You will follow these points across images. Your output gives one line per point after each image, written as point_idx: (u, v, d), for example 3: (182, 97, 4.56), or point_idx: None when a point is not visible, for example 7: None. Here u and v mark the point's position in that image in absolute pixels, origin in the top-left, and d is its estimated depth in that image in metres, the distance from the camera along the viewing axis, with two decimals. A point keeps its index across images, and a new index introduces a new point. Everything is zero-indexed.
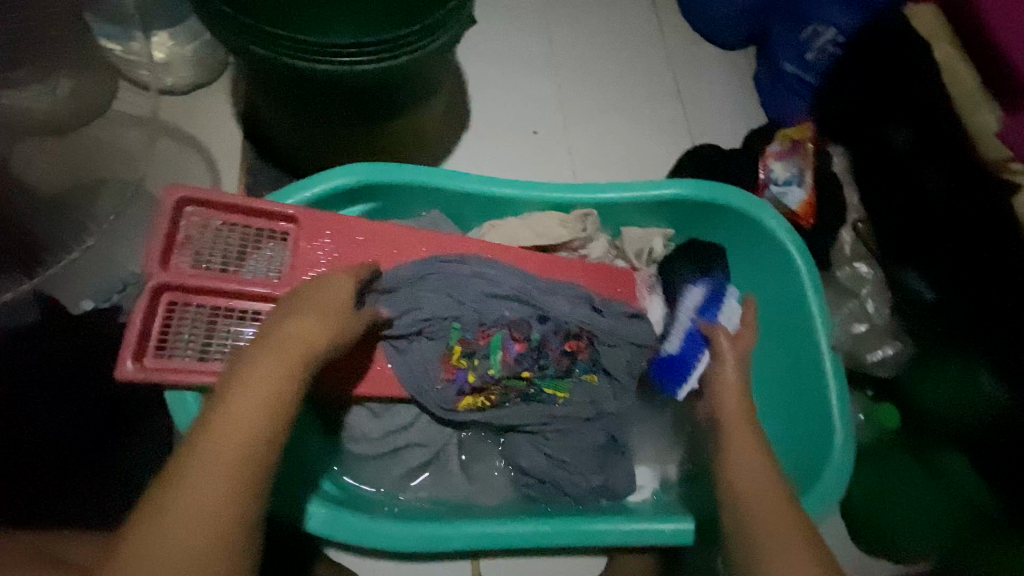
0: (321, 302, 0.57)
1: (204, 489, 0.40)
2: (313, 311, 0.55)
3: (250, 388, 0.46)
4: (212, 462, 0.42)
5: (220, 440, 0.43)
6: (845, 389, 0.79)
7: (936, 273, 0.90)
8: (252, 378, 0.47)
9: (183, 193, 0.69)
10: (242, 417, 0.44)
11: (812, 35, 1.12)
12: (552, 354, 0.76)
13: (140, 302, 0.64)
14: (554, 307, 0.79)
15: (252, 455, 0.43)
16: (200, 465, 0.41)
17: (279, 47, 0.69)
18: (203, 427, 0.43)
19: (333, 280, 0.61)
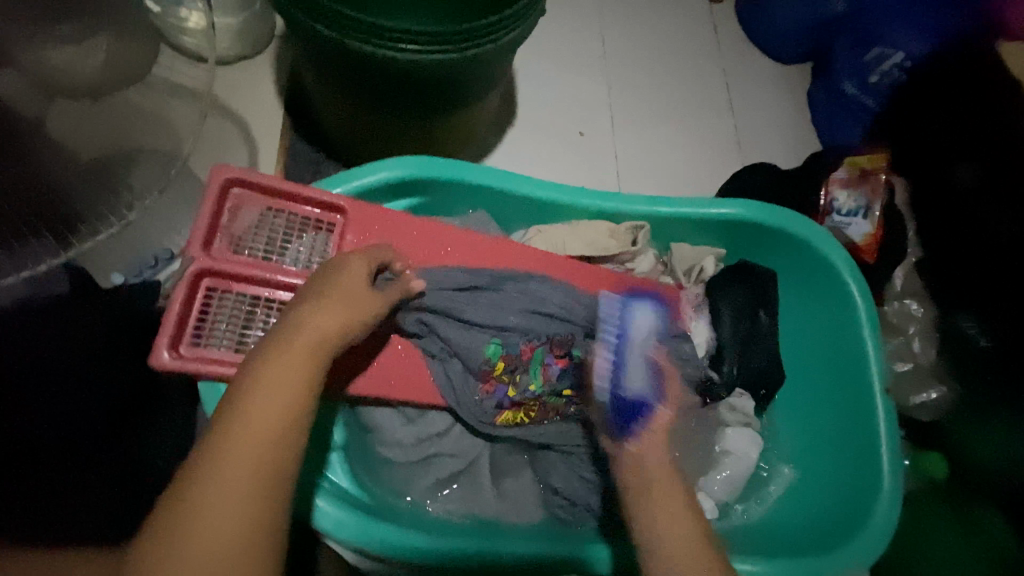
0: (336, 285, 0.52)
1: (220, 496, 0.38)
2: (327, 295, 0.50)
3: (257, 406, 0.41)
4: (220, 497, 0.38)
5: (233, 454, 0.39)
6: (894, 432, 0.76)
7: (994, 319, 0.86)
8: (259, 395, 0.42)
9: (231, 174, 0.66)
10: (257, 419, 0.41)
11: (877, 58, 1.06)
12: (594, 373, 0.74)
13: (180, 286, 0.61)
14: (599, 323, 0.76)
15: (270, 470, 0.40)
16: (216, 472, 0.38)
17: (346, 28, 0.68)
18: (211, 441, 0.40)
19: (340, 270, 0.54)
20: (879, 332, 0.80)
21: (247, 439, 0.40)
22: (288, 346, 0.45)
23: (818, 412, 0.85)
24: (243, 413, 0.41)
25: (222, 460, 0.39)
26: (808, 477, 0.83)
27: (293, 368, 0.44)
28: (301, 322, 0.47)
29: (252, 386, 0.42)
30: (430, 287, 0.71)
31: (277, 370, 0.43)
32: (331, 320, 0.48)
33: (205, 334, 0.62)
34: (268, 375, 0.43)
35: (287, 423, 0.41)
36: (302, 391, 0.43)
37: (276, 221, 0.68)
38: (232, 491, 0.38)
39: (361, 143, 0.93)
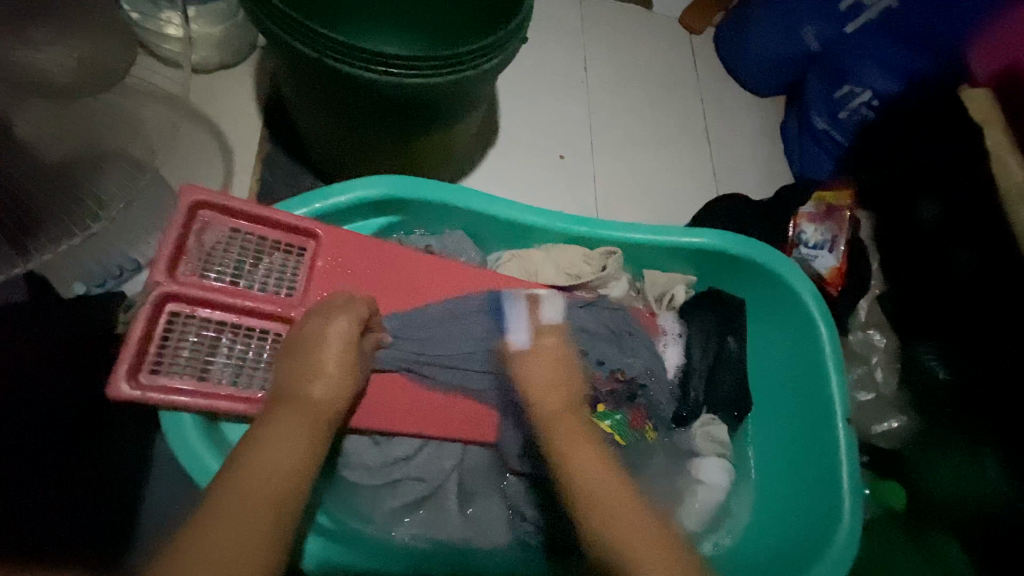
0: (338, 350, 0.57)
1: (226, 538, 0.39)
2: (331, 359, 0.56)
3: (267, 455, 0.45)
4: (225, 539, 0.39)
5: (241, 497, 0.42)
6: (856, 464, 0.77)
7: (952, 353, 0.89)
8: (264, 447, 0.46)
9: (201, 196, 0.65)
10: (271, 463, 0.45)
11: (846, 95, 1.12)
12: (602, 386, 0.78)
13: (141, 311, 0.60)
14: (594, 346, 0.79)
15: (278, 514, 0.42)
16: (226, 513, 0.40)
17: (327, 49, 0.68)
18: (223, 489, 0.42)
19: (332, 327, 0.59)
20: (842, 362, 0.82)
21: (256, 480, 0.43)
22: (294, 406, 0.51)
23: (784, 444, 0.86)
24: (252, 461, 0.45)
25: (223, 514, 0.40)
26: (774, 509, 0.84)
27: (300, 426, 0.49)
28: (303, 386, 0.53)
29: (260, 440, 0.47)
30: (447, 315, 0.74)
31: (285, 426, 0.49)
32: (331, 382, 0.55)
33: (166, 361, 0.60)
34: (276, 430, 0.48)
35: (297, 470, 0.46)
36: (309, 447, 0.48)
37: (245, 243, 0.67)
38: (239, 530, 0.40)
39: (340, 158, 0.93)
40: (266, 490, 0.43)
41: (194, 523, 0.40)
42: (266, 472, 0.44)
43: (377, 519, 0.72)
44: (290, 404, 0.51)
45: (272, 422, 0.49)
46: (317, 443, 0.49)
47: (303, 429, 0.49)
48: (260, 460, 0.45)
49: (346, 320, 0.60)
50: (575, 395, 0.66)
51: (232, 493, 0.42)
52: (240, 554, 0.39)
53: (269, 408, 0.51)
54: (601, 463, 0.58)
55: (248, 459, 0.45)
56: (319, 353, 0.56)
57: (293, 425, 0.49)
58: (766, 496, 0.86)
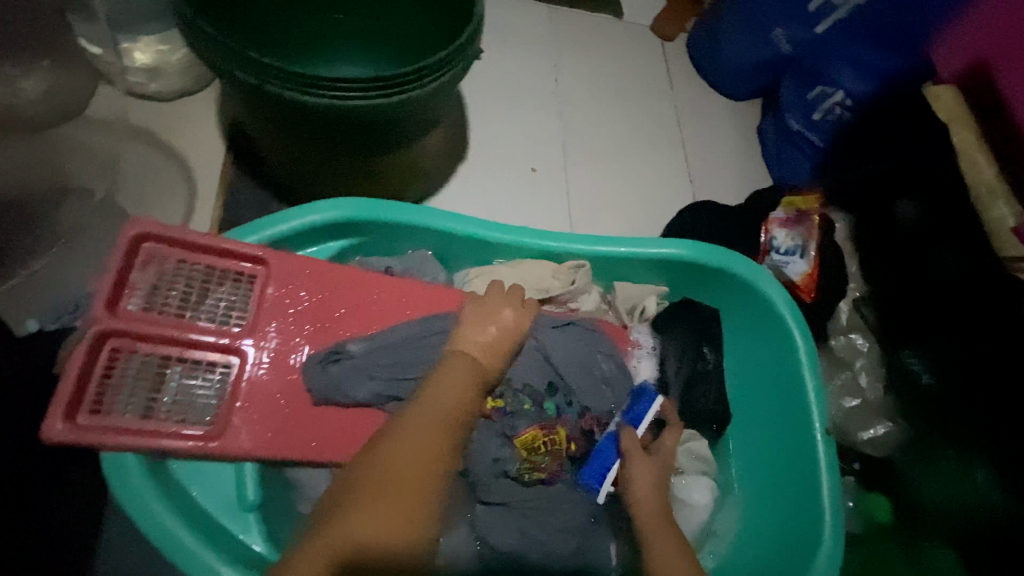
0: (492, 325, 0.69)
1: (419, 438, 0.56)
2: (492, 323, 0.69)
3: (440, 382, 0.61)
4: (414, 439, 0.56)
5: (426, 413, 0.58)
6: (836, 477, 0.75)
7: (935, 355, 0.85)
8: (439, 376, 0.62)
9: (143, 229, 0.63)
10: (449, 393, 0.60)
11: (820, 95, 1.10)
12: (570, 424, 0.76)
13: (79, 350, 0.58)
14: (566, 375, 0.78)
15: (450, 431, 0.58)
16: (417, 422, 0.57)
17: (268, 75, 0.67)
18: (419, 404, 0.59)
19: (494, 303, 0.71)
20: (818, 369, 0.80)
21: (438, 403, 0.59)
22: (459, 357, 0.64)
23: (764, 454, 0.84)
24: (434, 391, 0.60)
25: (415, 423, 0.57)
26: (758, 526, 0.81)
27: (462, 375, 0.62)
28: (470, 338, 0.67)
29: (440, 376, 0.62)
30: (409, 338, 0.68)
31: (451, 374, 0.62)
32: (487, 344, 0.67)
33: (107, 400, 0.58)
34: (450, 369, 0.63)
35: (462, 403, 0.60)
36: (471, 389, 0.62)
37: (191, 274, 0.65)
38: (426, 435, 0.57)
39: (301, 182, 0.92)
40: (430, 424, 0.57)
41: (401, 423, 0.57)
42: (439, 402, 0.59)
43: None
44: (456, 356, 0.64)
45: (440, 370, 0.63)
46: (476, 384, 0.62)
47: (464, 377, 0.62)
48: (437, 391, 0.60)
49: (509, 316, 0.70)
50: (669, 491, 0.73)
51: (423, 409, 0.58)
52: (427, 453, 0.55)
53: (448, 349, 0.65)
54: (467, 394, 0.61)
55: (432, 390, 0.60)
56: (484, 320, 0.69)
57: (455, 372, 0.62)
58: (749, 511, 0.83)
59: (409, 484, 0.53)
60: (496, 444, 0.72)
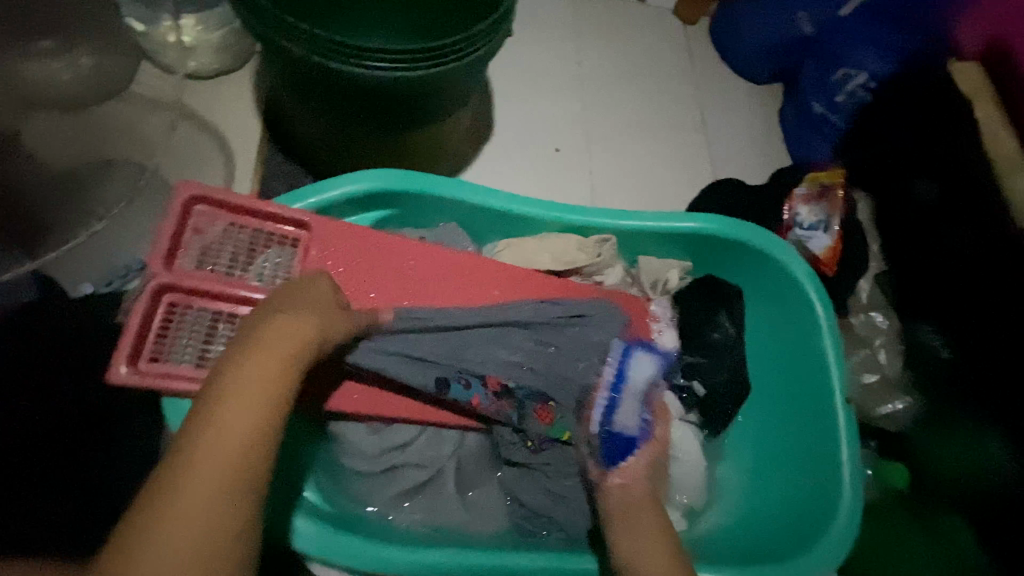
0: (311, 294, 0.57)
1: (217, 445, 0.40)
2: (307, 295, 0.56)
3: (248, 359, 0.45)
4: (211, 450, 0.39)
5: (225, 409, 0.42)
6: (856, 444, 0.77)
7: (953, 330, 0.87)
8: (247, 350, 0.46)
9: (197, 191, 0.68)
10: (257, 371, 0.45)
11: (843, 78, 1.09)
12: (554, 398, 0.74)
13: (139, 302, 0.62)
14: (584, 340, 0.79)
15: (264, 419, 0.42)
16: (214, 424, 0.41)
17: (313, 45, 0.70)
18: (212, 398, 0.42)
19: (320, 282, 0.60)
20: (840, 341, 0.82)
21: (239, 391, 0.43)
22: (260, 347, 0.47)
23: (783, 425, 0.86)
24: (233, 373, 0.44)
25: (210, 428, 0.40)
26: (775, 492, 0.83)
27: (272, 368, 0.46)
28: (276, 323, 0.50)
29: (237, 353, 0.46)
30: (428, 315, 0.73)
31: (251, 368, 0.45)
32: (312, 326, 0.52)
33: (164, 350, 0.62)
34: (269, 337, 0.48)
35: (279, 375, 0.45)
36: (291, 357, 0.48)
37: (240, 236, 0.70)
38: (228, 439, 0.40)
39: (334, 158, 0.95)
40: (223, 432, 0.40)
41: (189, 430, 0.40)
42: (243, 389, 0.43)
43: (376, 504, 0.74)
44: (257, 347, 0.47)
45: (232, 366, 0.45)
46: (301, 350, 0.49)
47: (274, 371, 0.45)
48: (248, 367, 0.44)
49: (330, 281, 0.61)
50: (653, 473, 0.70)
51: (217, 406, 0.42)
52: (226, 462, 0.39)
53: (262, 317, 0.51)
54: (280, 366, 0.46)
55: (233, 371, 0.44)
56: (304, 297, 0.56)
57: (259, 366, 0.45)
58: (765, 479, 0.85)
59: (210, 526, 0.37)
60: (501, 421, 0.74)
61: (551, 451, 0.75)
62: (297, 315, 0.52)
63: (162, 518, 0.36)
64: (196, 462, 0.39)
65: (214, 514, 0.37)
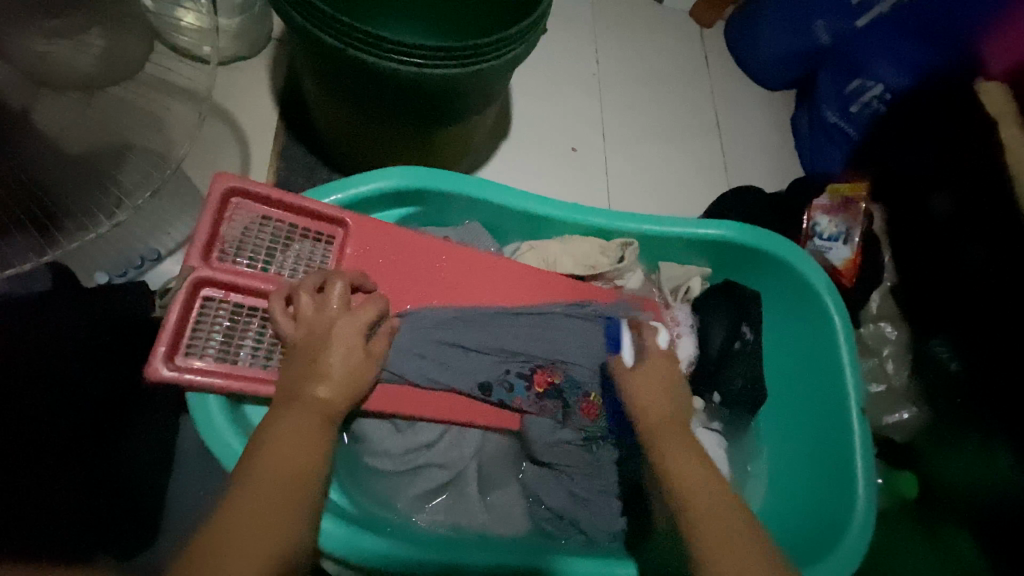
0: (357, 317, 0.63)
1: (283, 456, 0.49)
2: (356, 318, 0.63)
3: (302, 394, 0.55)
4: (279, 458, 0.49)
5: (291, 430, 0.52)
6: (870, 455, 0.78)
7: (964, 345, 0.89)
8: (305, 382, 0.56)
9: (231, 184, 0.68)
10: (312, 405, 0.54)
11: (858, 89, 1.10)
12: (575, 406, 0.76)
13: (177, 296, 0.62)
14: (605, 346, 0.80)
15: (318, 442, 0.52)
16: (279, 439, 0.50)
17: (348, 38, 0.68)
18: (278, 421, 0.52)
19: (340, 328, 0.61)
20: (856, 351, 0.83)
21: (302, 418, 0.53)
22: (295, 410, 0.54)
23: (797, 434, 0.87)
24: (297, 404, 0.54)
25: (277, 443, 0.50)
26: (789, 498, 0.84)
27: (307, 428, 0.53)
28: (308, 389, 0.56)
29: (301, 385, 0.56)
30: (462, 319, 0.75)
31: (291, 427, 0.52)
32: (335, 386, 0.57)
33: (201, 345, 0.63)
34: (326, 368, 0.57)
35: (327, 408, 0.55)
36: (339, 391, 0.57)
37: (271, 230, 0.70)
38: (292, 452, 0.50)
39: (356, 151, 0.93)
40: (287, 446, 0.50)
41: (261, 442, 0.50)
42: (306, 417, 0.53)
43: (401, 503, 0.74)
44: (294, 410, 0.54)
45: (281, 414, 0.53)
46: (350, 386, 0.58)
47: (310, 430, 0.53)
48: (307, 402, 0.54)
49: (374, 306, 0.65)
50: (677, 394, 0.67)
51: (284, 427, 0.52)
52: (289, 468, 0.49)
53: (312, 351, 0.59)
54: (329, 400, 0.55)
55: (297, 402, 0.54)
56: (326, 359, 0.58)
57: (303, 417, 0.53)
58: (780, 485, 0.87)
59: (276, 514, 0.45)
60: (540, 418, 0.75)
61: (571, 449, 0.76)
62: (346, 346, 0.60)
63: (241, 498, 0.45)
64: (266, 464, 0.48)
65: (278, 504, 0.46)
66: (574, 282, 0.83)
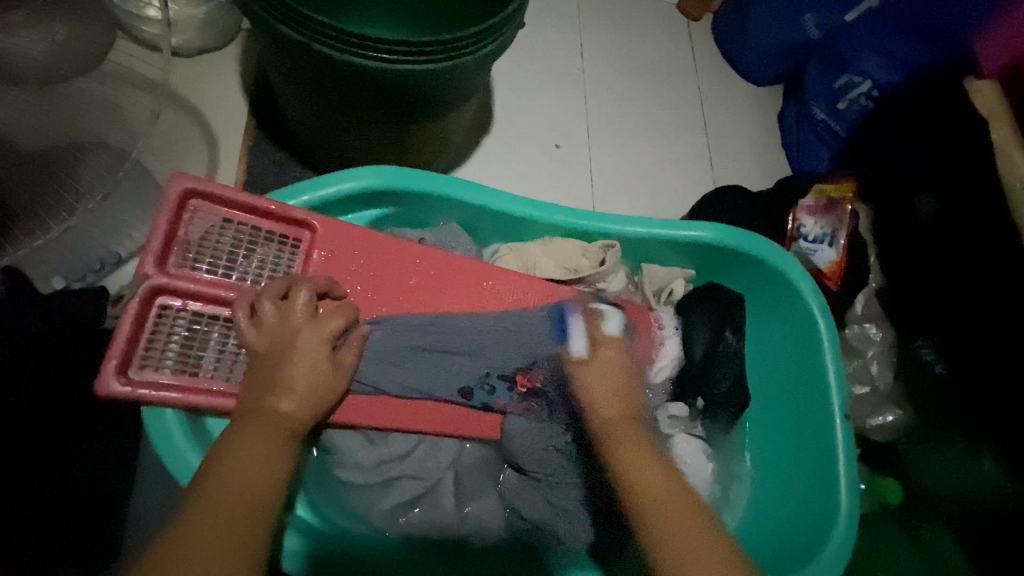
0: (324, 329, 0.59)
1: (248, 475, 0.46)
2: (321, 330, 0.59)
3: (265, 415, 0.51)
4: (243, 478, 0.46)
5: (256, 448, 0.48)
6: (854, 460, 0.77)
7: (948, 347, 0.88)
8: (275, 398, 0.53)
9: (189, 185, 0.65)
10: (273, 424, 0.51)
11: (846, 85, 1.08)
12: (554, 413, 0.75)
13: (130, 305, 0.60)
14: None
15: (286, 461, 0.49)
16: (242, 458, 0.47)
17: (315, 33, 0.65)
18: (240, 439, 0.49)
19: (304, 340, 0.57)
20: (841, 355, 0.81)
21: (267, 434, 0.50)
22: (258, 425, 0.50)
23: (781, 439, 0.86)
24: (259, 423, 0.50)
25: (240, 463, 0.47)
26: (773, 505, 0.83)
27: (270, 441, 0.49)
28: (270, 402, 0.52)
29: (266, 401, 0.52)
30: (441, 321, 0.73)
31: (250, 444, 0.48)
32: (300, 400, 0.54)
33: (156, 356, 0.61)
34: (297, 380, 0.54)
35: (293, 425, 0.52)
36: (306, 407, 0.54)
37: (235, 234, 0.67)
38: (257, 472, 0.47)
39: (330, 149, 0.90)
40: (255, 464, 0.47)
41: (222, 461, 0.47)
42: (269, 434, 0.50)
43: (371, 519, 0.71)
44: (254, 425, 0.50)
45: (242, 432, 0.49)
46: (317, 403, 0.55)
47: (272, 445, 0.49)
48: (269, 421, 0.51)
49: (339, 320, 0.61)
50: (627, 394, 0.68)
51: (245, 445, 0.48)
52: (255, 488, 0.46)
53: (278, 362, 0.55)
54: (294, 418, 0.53)
55: (261, 420, 0.51)
56: (288, 370, 0.55)
57: (265, 434, 0.50)
58: (763, 491, 0.86)
59: (241, 542, 0.42)
60: (521, 424, 0.74)
61: (547, 455, 0.74)
62: (313, 362, 0.56)
63: (203, 527, 0.42)
64: (231, 487, 0.45)
65: (242, 531, 0.43)
66: (552, 284, 0.81)
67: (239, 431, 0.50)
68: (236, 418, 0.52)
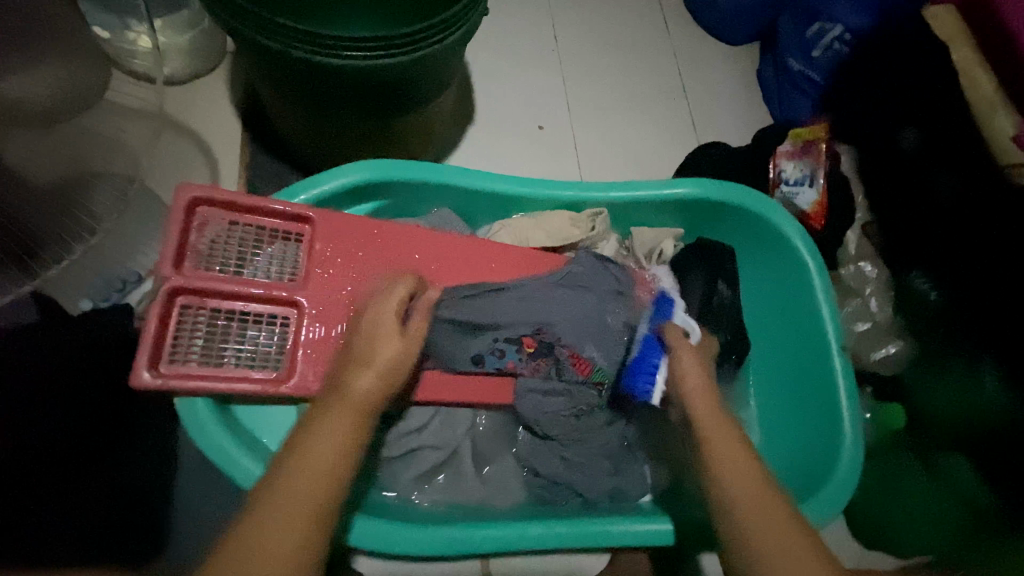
0: (393, 310, 0.62)
1: (323, 455, 0.51)
2: (390, 313, 0.62)
3: (347, 396, 0.55)
4: (317, 458, 0.51)
5: (333, 430, 0.53)
6: (854, 389, 0.80)
7: (941, 273, 0.89)
8: (350, 376, 0.56)
9: (196, 193, 0.70)
10: (352, 406, 0.54)
11: (818, 32, 1.07)
12: (564, 366, 0.76)
13: (155, 306, 0.66)
14: (580, 306, 0.79)
15: (357, 441, 0.53)
16: (321, 439, 0.52)
17: (293, 41, 0.69)
18: (322, 419, 0.53)
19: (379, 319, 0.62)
20: (831, 289, 0.84)
21: (344, 416, 0.54)
22: (337, 405, 0.54)
23: (784, 379, 0.89)
24: (345, 403, 0.54)
25: (314, 444, 0.52)
26: (783, 443, 0.86)
27: (341, 426, 0.53)
28: (353, 379, 0.56)
29: (347, 380, 0.56)
30: (449, 297, 0.77)
31: (329, 424, 0.53)
32: (377, 374, 0.56)
33: (182, 351, 0.67)
34: (378, 359, 0.57)
35: (370, 405, 0.55)
36: (387, 385, 0.56)
37: (241, 235, 0.72)
38: (329, 451, 0.51)
39: (321, 153, 0.94)
40: (329, 447, 0.52)
41: (301, 442, 0.52)
42: (348, 415, 0.54)
43: (397, 488, 0.76)
44: (338, 405, 0.54)
45: (324, 412, 0.54)
46: (392, 378, 0.57)
47: (346, 429, 0.53)
48: (347, 404, 0.55)
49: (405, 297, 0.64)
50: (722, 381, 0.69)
51: (326, 425, 0.53)
52: (323, 469, 0.50)
53: (362, 347, 0.59)
54: (373, 399, 0.55)
55: (338, 403, 0.55)
56: (372, 347, 0.59)
57: (343, 416, 0.54)
58: (773, 430, 0.89)
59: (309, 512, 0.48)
60: (532, 383, 0.76)
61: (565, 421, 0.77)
62: (392, 344, 0.58)
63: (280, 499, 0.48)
64: (305, 465, 0.50)
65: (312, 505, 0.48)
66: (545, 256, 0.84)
67: (327, 407, 0.55)
68: (324, 396, 0.57)
